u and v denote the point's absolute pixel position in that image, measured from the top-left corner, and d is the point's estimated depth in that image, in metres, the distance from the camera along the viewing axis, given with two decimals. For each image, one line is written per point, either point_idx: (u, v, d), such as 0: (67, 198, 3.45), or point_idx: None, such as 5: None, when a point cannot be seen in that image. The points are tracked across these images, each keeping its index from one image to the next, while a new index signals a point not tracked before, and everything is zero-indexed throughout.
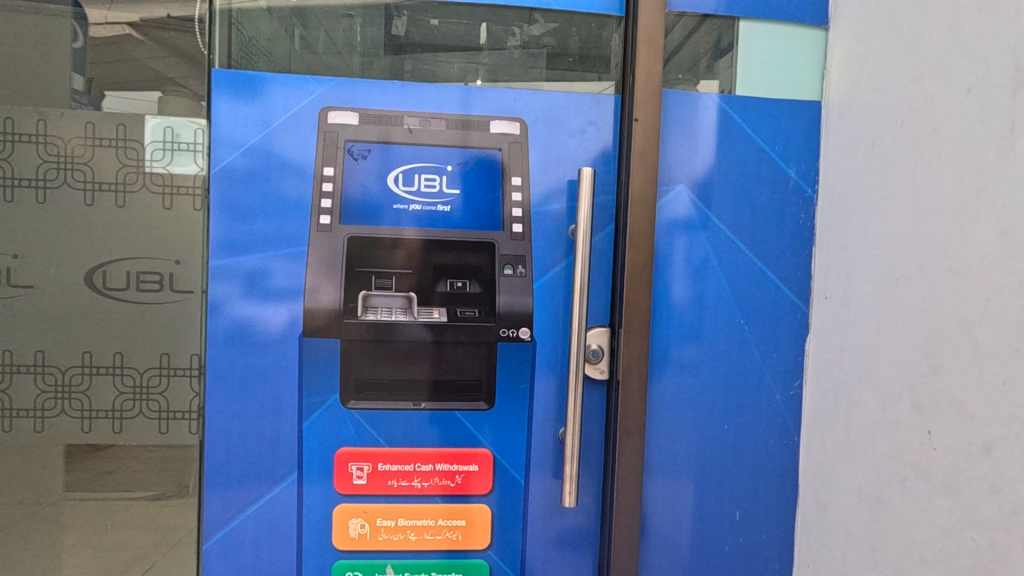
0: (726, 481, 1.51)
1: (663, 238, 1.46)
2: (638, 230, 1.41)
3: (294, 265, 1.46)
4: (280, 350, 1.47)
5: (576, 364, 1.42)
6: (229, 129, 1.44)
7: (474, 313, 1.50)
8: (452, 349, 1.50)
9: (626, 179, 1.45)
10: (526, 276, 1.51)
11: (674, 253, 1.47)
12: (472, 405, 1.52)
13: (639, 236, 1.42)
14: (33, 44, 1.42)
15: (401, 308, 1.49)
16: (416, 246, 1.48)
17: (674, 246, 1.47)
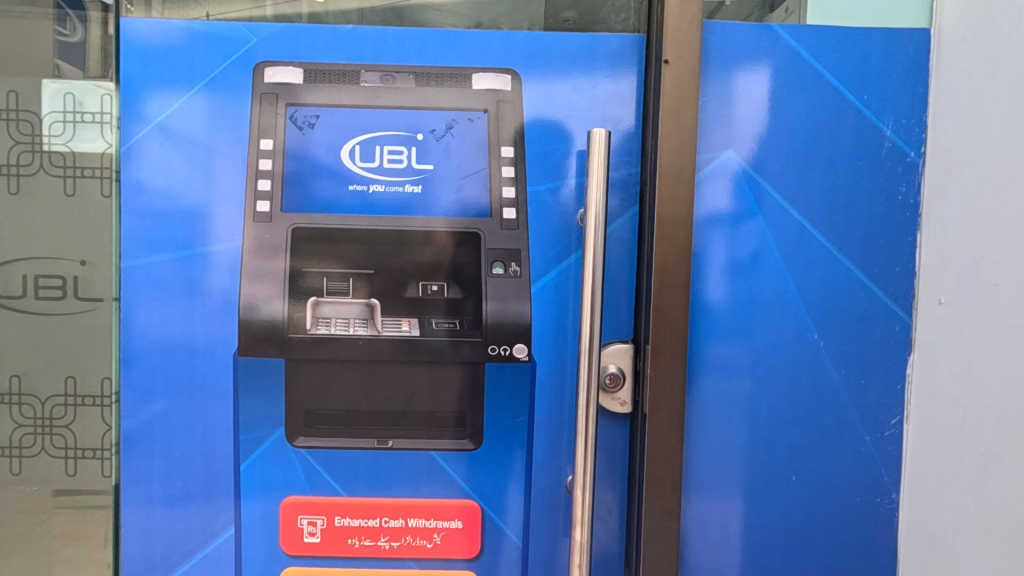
0: (795, 552, 1.12)
1: (704, 224, 1.08)
2: (670, 213, 1.03)
3: (233, 260, 1.16)
4: (210, 373, 1.17)
5: (588, 395, 1.05)
6: (141, 92, 1.14)
7: (454, 325, 1.16)
8: (426, 372, 1.16)
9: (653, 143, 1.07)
10: (521, 276, 1.15)
11: (720, 245, 1.08)
12: (454, 443, 1.18)
13: (672, 221, 1.03)
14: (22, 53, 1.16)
15: (361, 320, 1.16)
16: (379, 239, 1.15)
17: (720, 235, 1.08)
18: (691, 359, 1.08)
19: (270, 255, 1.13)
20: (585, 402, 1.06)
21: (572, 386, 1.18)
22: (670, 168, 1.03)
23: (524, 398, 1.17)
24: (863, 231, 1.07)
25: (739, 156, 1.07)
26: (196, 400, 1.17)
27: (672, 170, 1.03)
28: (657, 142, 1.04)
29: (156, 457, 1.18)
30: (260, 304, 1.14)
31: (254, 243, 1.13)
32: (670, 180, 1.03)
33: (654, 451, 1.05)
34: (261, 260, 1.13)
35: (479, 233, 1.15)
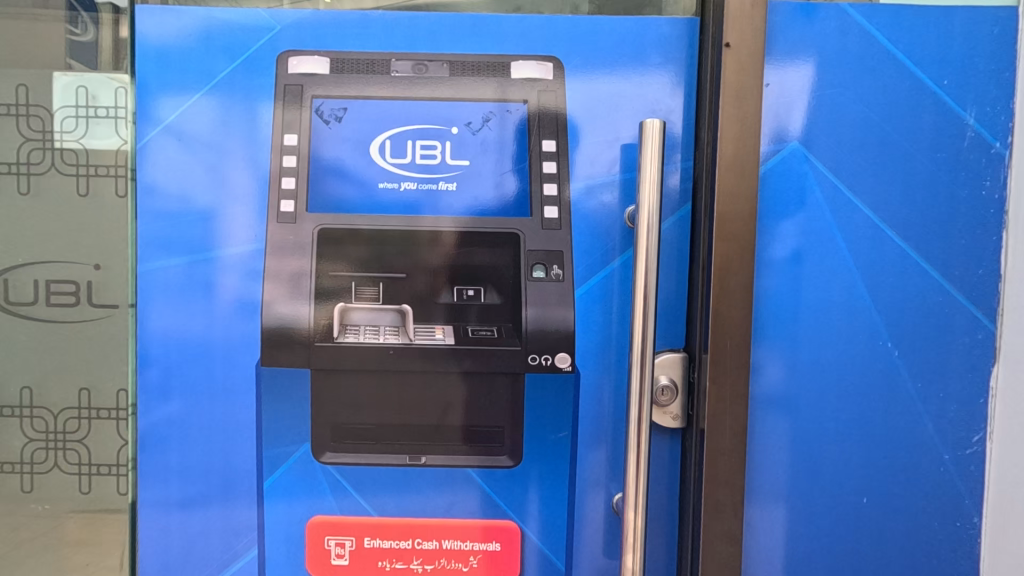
0: None
1: (767, 222, 0.99)
2: (731, 210, 0.95)
3: (250, 265, 1.08)
4: (231, 385, 1.09)
5: (641, 409, 0.97)
6: (157, 83, 1.07)
7: (491, 332, 1.09)
8: (462, 383, 1.08)
9: (710, 135, 0.98)
10: (563, 280, 1.07)
11: (784, 245, 0.99)
12: (491, 460, 1.10)
13: (733, 219, 0.95)
14: (38, 56, 1.09)
15: (392, 327, 1.09)
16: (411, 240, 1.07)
17: (784, 233, 0.99)
18: (753, 370, 0.99)
19: (295, 258, 1.05)
20: (638, 416, 0.97)
21: (618, 398, 1.10)
22: (731, 161, 0.95)
23: (567, 411, 1.09)
24: (941, 230, 0.98)
25: (805, 148, 0.98)
26: (216, 414, 1.10)
27: (734, 164, 0.95)
28: (717, 133, 0.95)
29: (175, 474, 1.11)
30: (284, 310, 1.06)
31: (279, 245, 1.06)
32: (731, 175, 0.95)
33: (713, 469, 0.97)
34: (286, 264, 1.06)
35: (519, 233, 1.06)
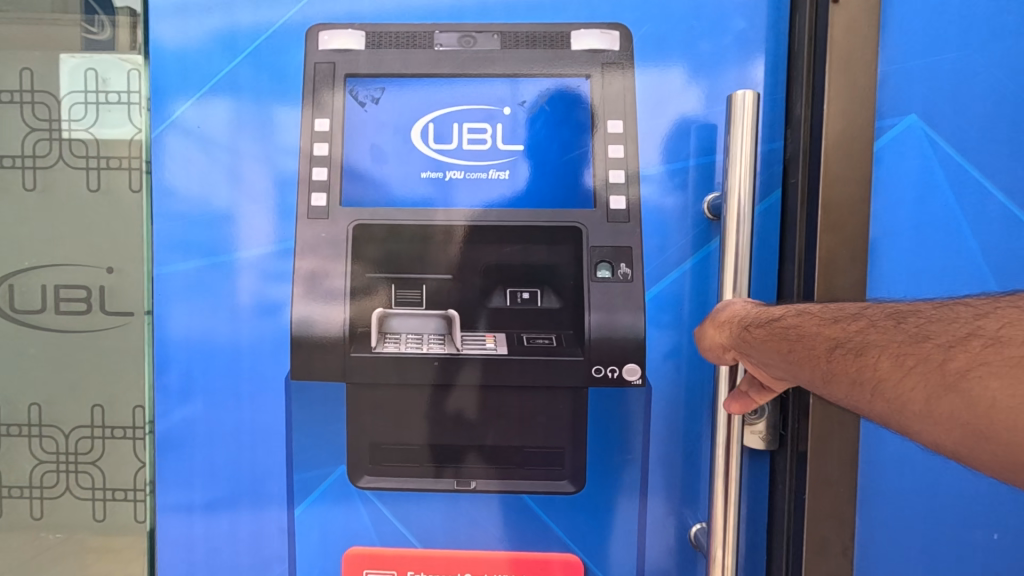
0: None
1: (881, 209, 0.84)
2: (840, 195, 0.81)
3: (275, 266, 0.96)
4: (260, 403, 0.97)
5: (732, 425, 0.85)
6: (173, 62, 0.95)
7: (549, 340, 0.96)
8: (516, 399, 0.96)
9: (809, 108, 0.84)
10: (631, 280, 0.93)
11: (901, 235, 0.84)
12: (551, 485, 0.97)
13: (840, 204, 0.82)
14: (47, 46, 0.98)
15: (436, 336, 0.97)
16: (458, 237, 0.95)
17: (899, 223, 0.84)
18: None
19: (329, 258, 0.94)
20: (731, 436, 0.85)
21: (693, 417, 0.96)
22: (837, 139, 0.81)
23: (636, 430, 0.96)
24: None
25: (925, 121, 0.83)
26: (243, 434, 0.98)
27: (840, 141, 0.81)
28: (820, 107, 0.82)
29: (198, 501, 0.99)
30: (318, 317, 0.95)
31: (311, 244, 0.94)
32: (839, 155, 0.81)
33: (815, 496, 0.84)
34: (318, 266, 0.94)
35: (581, 227, 0.93)
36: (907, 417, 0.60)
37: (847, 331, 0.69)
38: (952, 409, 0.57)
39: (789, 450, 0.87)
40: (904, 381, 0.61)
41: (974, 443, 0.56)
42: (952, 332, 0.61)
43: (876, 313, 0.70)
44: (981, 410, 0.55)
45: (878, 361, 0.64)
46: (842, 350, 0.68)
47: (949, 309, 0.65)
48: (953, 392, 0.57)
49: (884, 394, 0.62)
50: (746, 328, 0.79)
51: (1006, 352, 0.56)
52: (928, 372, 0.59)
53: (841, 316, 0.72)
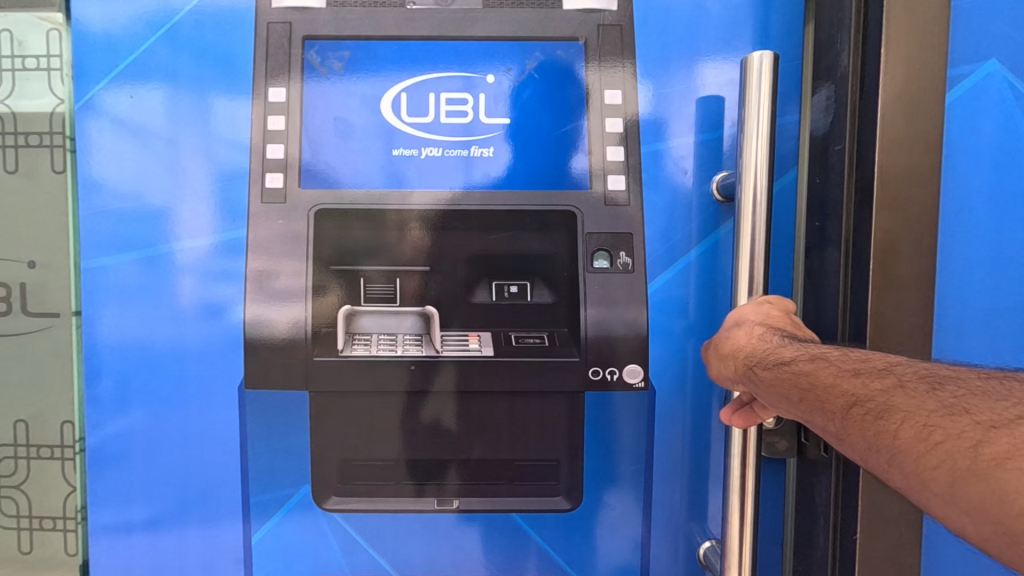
0: None
1: (957, 160, 0.76)
2: (906, 159, 0.71)
3: (214, 261, 0.83)
4: (206, 416, 0.85)
5: (747, 440, 0.75)
6: (102, 21, 0.82)
7: (540, 340, 0.85)
8: (503, 407, 0.85)
9: (859, 60, 0.74)
10: (632, 271, 0.83)
11: (982, 190, 0.77)
12: (544, 502, 0.86)
13: (902, 172, 0.71)
14: None
15: (412, 337, 0.85)
16: (435, 224, 0.83)
17: (982, 176, 0.76)
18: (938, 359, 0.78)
19: (288, 248, 0.82)
20: (745, 450, 0.76)
21: (704, 424, 0.85)
22: (899, 92, 0.71)
23: (639, 439, 0.85)
24: None
25: (1007, 67, 0.76)
26: (188, 452, 0.85)
27: (904, 95, 0.71)
28: (875, 61, 0.72)
29: (137, 529, 0.87)
30: (275, 317, 0.83)
31: (267, 233, 0.82)
32: (899, 112, 0.71)
33: (871, 530, 0.73)
34: (275, 258, 0.83)
35: (575, 212, 0.83)
36: (927, 498, 0.51)
37: (869, 389, 0.58)
38: (978, 499, 0.47)
39: (834, 475, 0.77)
40: (926, 457, 0.51)
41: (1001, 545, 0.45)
42: (994, 412, 0.51)
43: (907, 372, 0.59)
44: (1013, 507, 0.45)
45: (900, 428, 0.53)
46: (860, 410, 0.57)
47: (995, 384, 0.55)
48: (983, 480, 0.47)
49: (902, 469, 0.52)
50: (753, 369, 0.70)
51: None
52: (956, 451, 0.49)
53: (866, 367, 0.61)
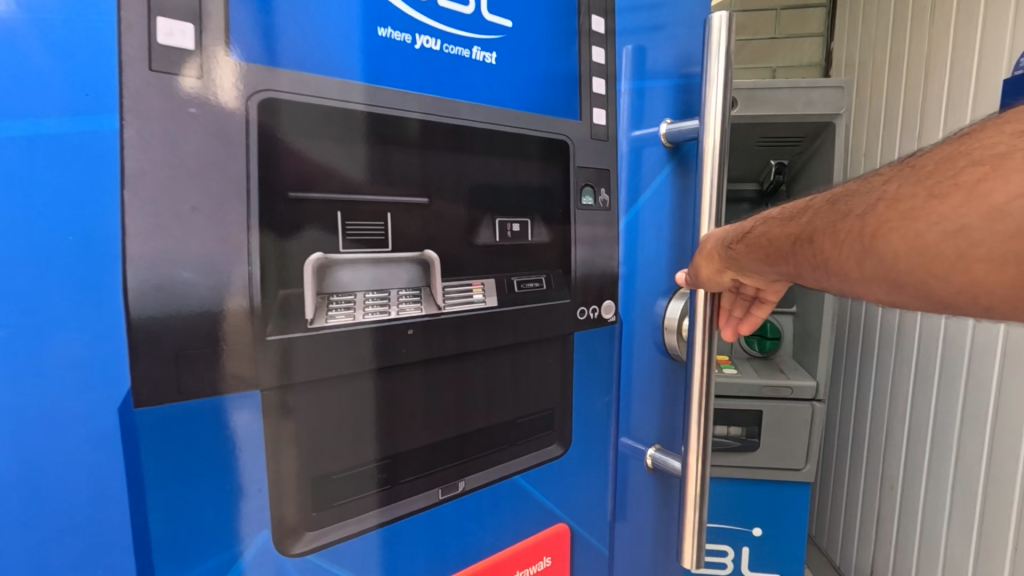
0: None
1: None
2: None
3: (28, 163, 0.42)
4: (40, 470, 0.44)
5: (706, 383, 0.88)
6: None
7: (538, 283, 0.77)
8: (506, 363, 0.75)
9: None
10: (610, 208, 0.84)
11: None
12: (543, 455, 0.82)
13: None
14: None
15: (408, 292, 0.64)
16: (392, 129, 0.60)
17: None
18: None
19: (206, 158, 0.49)
20: (704, 388, 0.88)
21: (648, 348, 0.99)
22: None
23: (610, 370, 0.91)
24: None
25: None
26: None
27: None
28: None
29: None
30: (190, 277, 0.48)
31: (168, 129, 0.47)
32: None
33: None
34: (182, 172, 0.48)
35: (568, 142, 0.77)
36: (853, 283, 0.57)
37: (801, 224, 0.64)
38: (875, 268, 0.53)
39: None
40: (840, 254, 0.57)
41: (895, 289, 0.53)
42: (862, 201, 0.56)
43: (820, 199, 0.65)
44: (891, 264, 0.52)
45: (824, 242, 0.59)
46: (801, 240, 0.63)
47: (867, 179, 0.59)
48: (870, 254, 0.53)
49: (836, 271, 0.58)
50: (727, 248, 0.75)
51: (900, 205, 0.51)
52: (851, 236, 0.55)
53: (796, 211, 0.69)
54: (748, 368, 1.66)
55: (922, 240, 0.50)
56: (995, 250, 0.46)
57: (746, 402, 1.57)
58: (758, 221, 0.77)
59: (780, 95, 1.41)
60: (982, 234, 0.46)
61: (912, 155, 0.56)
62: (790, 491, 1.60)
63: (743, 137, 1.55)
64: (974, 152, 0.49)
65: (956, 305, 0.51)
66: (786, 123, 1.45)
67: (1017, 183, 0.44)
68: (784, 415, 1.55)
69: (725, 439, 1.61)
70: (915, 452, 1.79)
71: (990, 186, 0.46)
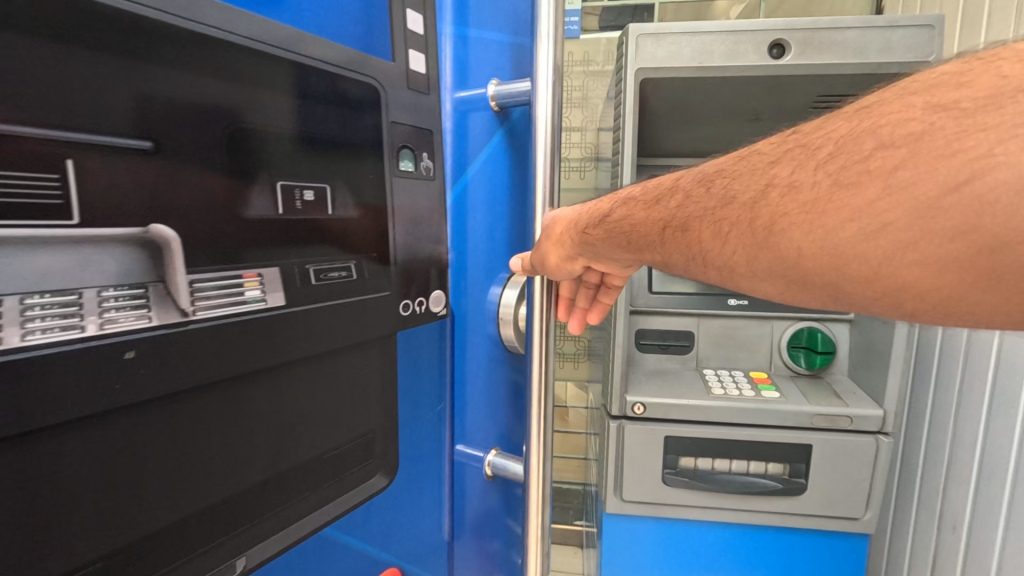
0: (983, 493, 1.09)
1: None
2: None
3: None
4: None
5: (545, 378, 0.79)
6: None
7: (345, 273, 0.58)
8: (304, 386, 0.55)
9: None
10: (431, 178, 0.69)
11: None
12: (363, 495, 0.64)
13: None
14: None
15: (120, 291, 0.39)
16: (90, 26, 0.36)
17: None
18: None
19: None
20: (545, 387, 0.79)
21: (484, 344, 0.88)
22: None
23: (439, 374, 0.79)
24: None
25: None
26: None
27: None
28: None
29: None
30: None
31: None
32: None
33: None
34: None
35: (376, 87, 0.59)
36: (736, 277, 0.56)
37: (671, 208, 0.60)
38: (768, 264, 0.51)
39: None
40: (724, 248, 0.54)
41: (794, 291, 0.53)
42: (748, 184, 0.52)
43: (688, 178, 0.60)
44: (803, 259, 0.48)
45: (700, 231, 0.56)
46: (673, 228, 0.59)
47: (743, 157, 0.56)
48: (767, 249, 0.51)
49: (714, 263, 0.56)
50: (584, 232, 0.70)
51: (801, 195, 0.48)
52: (741, 232, 0.52)
53: (662, 193, 0.62)
54: (793, 390, 1.14)
55: (836, 237, 0.46)
56: (930, 251, 0.43)
57: (792, 433, 1.10)
58: (615, 200, 0.71)
59: (848, 38, 0.97)
60: (912, 235, 0.43)
61: (795, 131, 0.53)
62: (838, 545, 1.14)
63: (786, 93, 1.06)
64: (881, 130, 0.45)
65: (871, 307, 0.49)
66: (851, 77, 1.00)
67: (947, 173, 0.41)
68: (841, 451, 1.09)
69: (763, 480, 1.13)
70: (942, 481, 1.21)
71: (908, 176, 0.42)
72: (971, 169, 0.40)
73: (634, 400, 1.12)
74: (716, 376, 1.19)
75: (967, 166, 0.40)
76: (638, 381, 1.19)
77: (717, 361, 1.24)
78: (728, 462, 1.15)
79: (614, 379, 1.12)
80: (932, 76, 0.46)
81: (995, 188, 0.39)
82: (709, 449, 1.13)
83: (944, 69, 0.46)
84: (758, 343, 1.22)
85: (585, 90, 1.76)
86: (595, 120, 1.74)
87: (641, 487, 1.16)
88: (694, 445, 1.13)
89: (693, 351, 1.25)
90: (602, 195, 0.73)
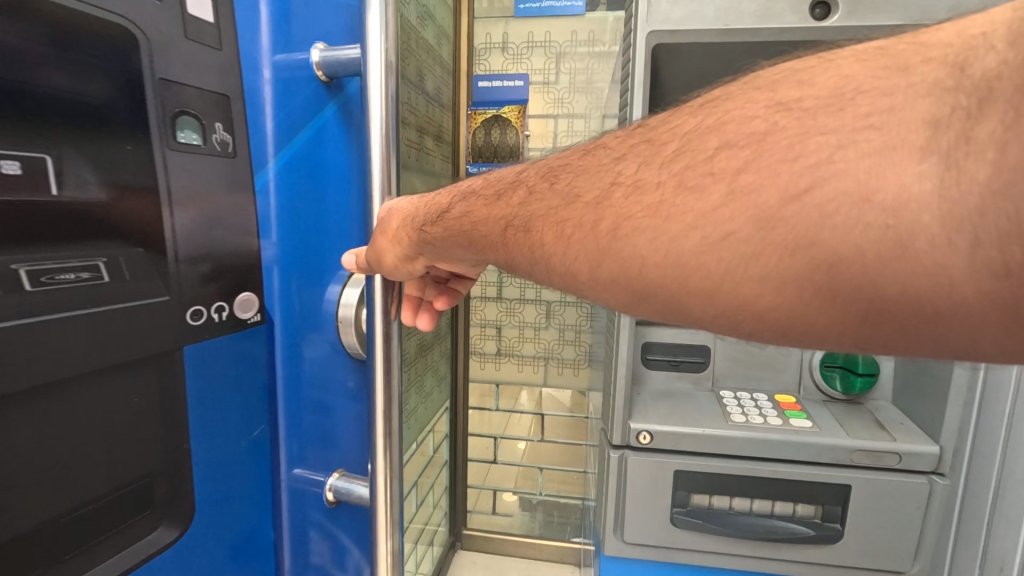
0: None
1: None
2: None
3: None
4: None
5: (393, 384, 0.70)
6: None
7: (88, 276, 0.44)
8: (23, 430, 0.40)
9: None
10: (230, 155, 0.56)
11: None
12: (136, 556, 0.50)
13: None
14: None
15: None
16: None
17: None
18: None
19: None
20: (391, 395, 0.70)
21: (320, 352, 0.76)
22: None
23: (262, 395, 0.66)
24: None
25: None
26: None
27: None
28: None
29: None
30: None
31: None
32: None
33: None
34: None
35: (136, 35, 0.46)
36: (577, 285, 0.48)
37: (512, 205, 0.52)
38: (611, 274, 0.45)
39: None
40: (567, 254, 0.47)
41: (635, 302, 0.45)
42: (595, 183, 0.46)
43: (530, 173, 0.54)
44: (646, 267, 0.42)
45: (542, 231, 0.48)
46: (514, 227, 0.51)
47: (589, 150, 0.49)
48: (609, 257, 0.44)
49: (557, 269, 0.48)
50: (421, 230, 0.61)
51: (644, 197, 0.42)
52: (585, 236, 0.45)
53: (501, 186, 0.55)
54: (827, 420, 1.01)
55: (679, 246, 0.40)
56: (770, 266, 0.38)
57: (825, 471, 0.97)
58: (455, 192, 0.63)
59: None
60: (754, 246, 0.38)
61: (642, 125, 0.47)
62: None
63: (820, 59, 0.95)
64: (725, 128, 0.40)
65: (709, 325, 0.43)
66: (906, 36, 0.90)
67: (788, 180, 0.36)
68: (883, 495, 0.95)
69: (791, 525, 0.99)
70: None
71: (751, 181, 0.38)
72: (811, 177, 0.36)
73: (639, 428, 1.00)
74: (736, 402, 1.06)
75: (807, 174, 0.36)
76: (643, 405, 1.06)
77: (734, 380, 1.11)
78: (747, 501, 1.01)
79: (616, 402, 1.01)
80: (776, 73, 0.41)
81: (832, 199, 0.35)
82: (726, 487, 1.00)
83: (786, 66, 0.42)
84: (786, 360, 1.09)
85: (590, 73, 1.56)
86: (601, 107, 1.57)
87: (647, 525, 1.03)
88: (709, 482, 1.00)
89: (709, 368, 1.11)
90: (442, 187, 0.66)
